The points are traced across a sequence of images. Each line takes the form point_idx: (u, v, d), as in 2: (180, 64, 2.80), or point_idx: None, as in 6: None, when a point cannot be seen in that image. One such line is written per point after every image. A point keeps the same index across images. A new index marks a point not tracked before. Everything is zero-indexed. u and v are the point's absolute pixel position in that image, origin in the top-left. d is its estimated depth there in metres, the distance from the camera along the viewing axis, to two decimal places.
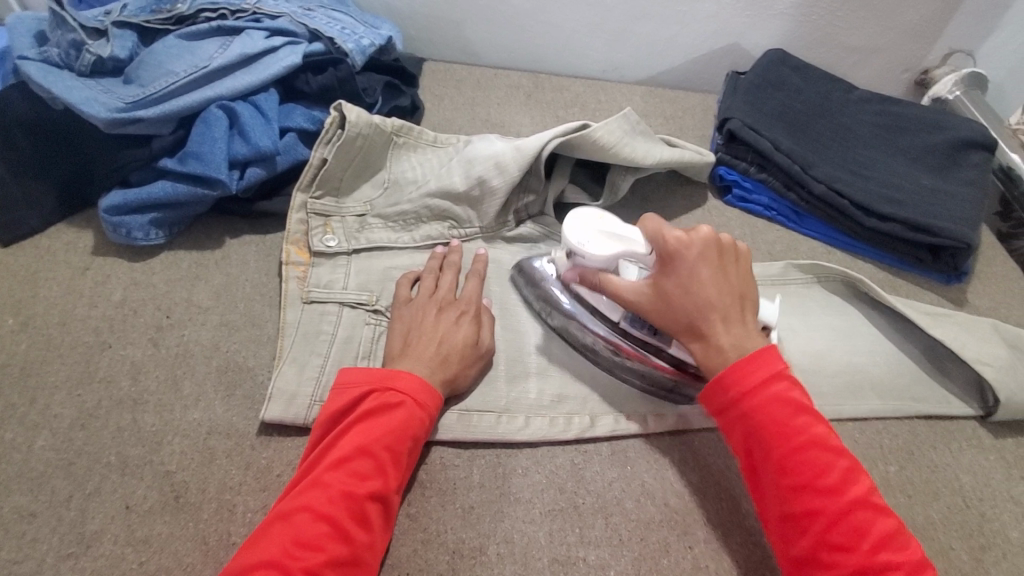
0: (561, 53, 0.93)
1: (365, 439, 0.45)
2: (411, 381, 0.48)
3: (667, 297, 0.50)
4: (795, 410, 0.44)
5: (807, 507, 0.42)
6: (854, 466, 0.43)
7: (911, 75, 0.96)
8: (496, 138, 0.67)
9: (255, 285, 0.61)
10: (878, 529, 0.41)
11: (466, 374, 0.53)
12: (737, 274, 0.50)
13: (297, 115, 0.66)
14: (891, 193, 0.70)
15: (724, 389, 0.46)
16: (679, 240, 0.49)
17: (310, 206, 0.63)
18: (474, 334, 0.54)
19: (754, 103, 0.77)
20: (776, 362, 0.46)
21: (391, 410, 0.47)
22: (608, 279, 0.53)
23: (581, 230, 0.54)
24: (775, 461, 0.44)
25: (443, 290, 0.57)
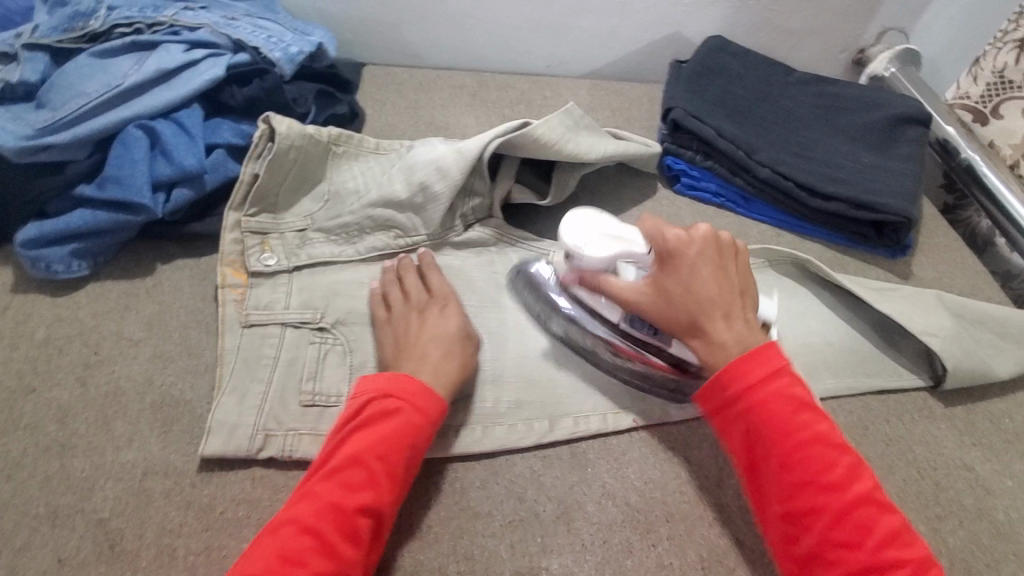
0: (504, 49, 0.91)
1: (359, 447, 0.44)
2: (415, 387, 0.47)
3: (667, 295, 0.49)
4: (796, 407, 0.44)
5: (811, 504, 0.42)
6: (857, 463, 0.43)
7: (848, 55, 0.98)
8: (437, 142, 0.65)
9: (190, 312, 0.58)
10: (884, 525, 0.41)
11: (464, 363, 0.52)
12: (736, 269, 0.50)
13: (223, 130, 0.63)
14: (833, 173, 0.71)
15: (724, 387, 0.46)
16: (679, 238, 0.49)
17: (245, 225, 0.60)
18: (462, 323, 0.54)
19: (695, 91, 0.77)
20: (780, 358, 0.46)
21: (387, 420, 0.46)
22: (609, 278, 0.52)
23: (576, 231, 0.53)
24: (777, 456, 0.43)
25: (426, 286, 0.57)
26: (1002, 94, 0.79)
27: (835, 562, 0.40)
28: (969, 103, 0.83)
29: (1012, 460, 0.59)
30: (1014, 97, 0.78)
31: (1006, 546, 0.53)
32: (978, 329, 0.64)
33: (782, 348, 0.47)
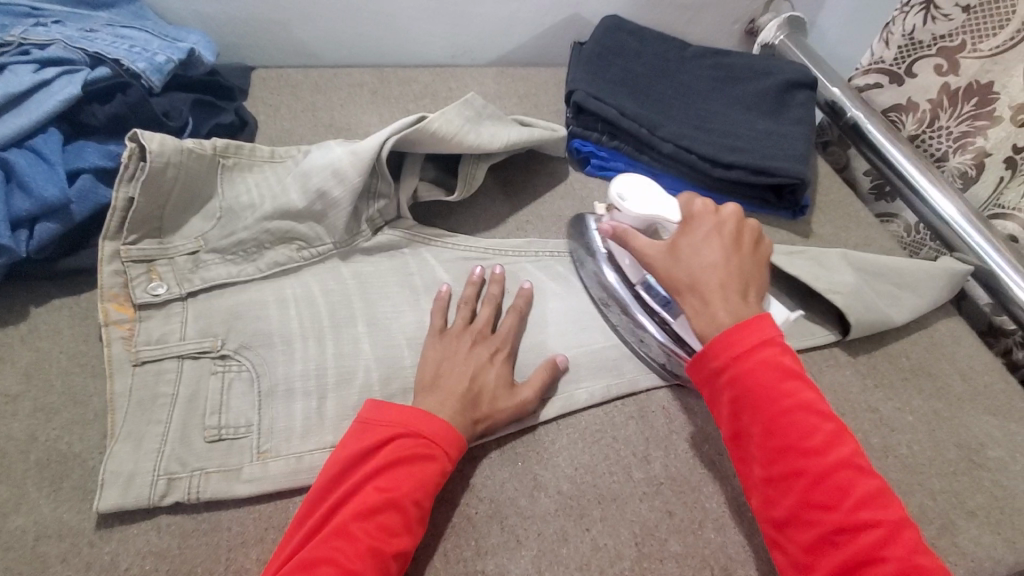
0: (403, 41, 0.88)
1: (400, 491, 0.43)
2: (456, 434, 0.47)
3: (678, 253, 0.53)
4: (782, 375, 0.44)
5: (792, 468, 0.42)
6: (841, 430, 0.43)
7: (741, 26, 1.02)
8: (334, 145, 0.62)
9: (73, 356, 0.53)
10: (862, 489, 0.41)
11: (499, 414, 0.51)
12: (748, 253, 0.53)
13: (88, 154, 0.57)
14: (731, 143, 0.74)
15: (711, 356, 0.47)
16: (705, 208, 0.55)
17: (126, 255, 0.55)
18: (507, 374, 0.53)
19: (596, 72, 0.78)
20: (769, 328, 0.46)
21: (425, 463, 0.45)
22: (632, 233, 0.57)
23: (624, 185, 0.59)
24: (760, 422, 0.44)
25: (478, 322, 0.56)
26: (913, 55, 0.77)
27: (812, 523, 0.41)
28: (885, 67, 0.81)
29: (910, 396, 0.63)
30: (925, 56, 0.76)
31: (910, 478, 0.57)
32: (877, 280, 0.68)
33: (773, 318, 0.47)
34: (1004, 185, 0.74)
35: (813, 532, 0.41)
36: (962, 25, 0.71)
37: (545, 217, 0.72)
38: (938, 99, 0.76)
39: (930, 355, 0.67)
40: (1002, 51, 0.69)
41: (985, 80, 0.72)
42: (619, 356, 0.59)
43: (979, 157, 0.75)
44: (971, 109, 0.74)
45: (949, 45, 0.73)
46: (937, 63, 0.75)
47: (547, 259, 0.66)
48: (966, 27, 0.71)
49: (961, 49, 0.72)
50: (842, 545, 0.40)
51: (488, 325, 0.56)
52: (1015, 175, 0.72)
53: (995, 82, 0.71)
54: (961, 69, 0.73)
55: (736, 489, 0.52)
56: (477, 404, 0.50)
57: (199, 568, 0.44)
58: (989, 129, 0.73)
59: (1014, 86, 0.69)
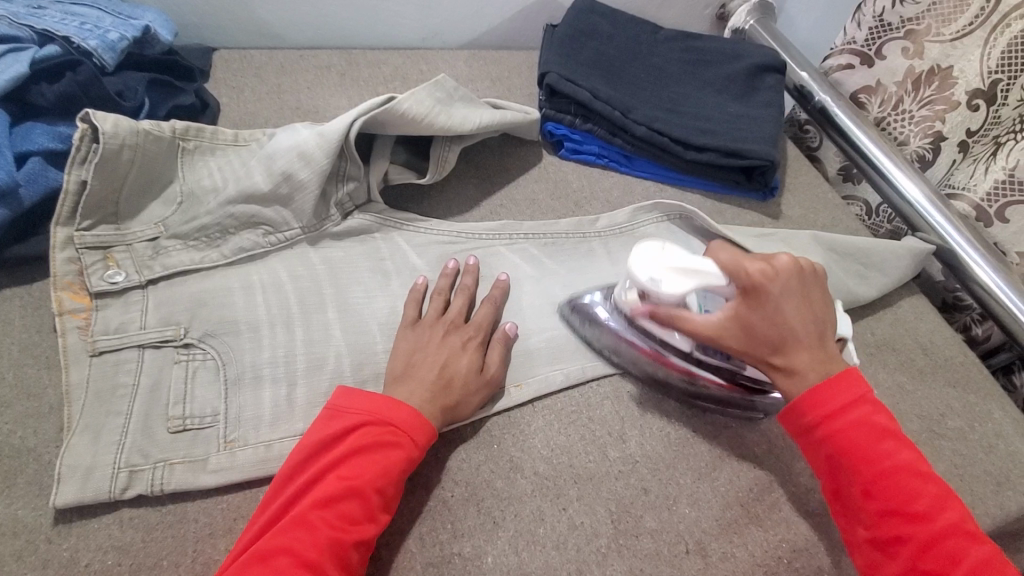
0: (373, 23, 0.86)
1: (363, 479, 0.42)
2: (425, 420, 0.46)
3: (750, 328, 0.49)
4: (877, 435, 0.45)
5: (897, 534, 0.42)
6: (946, 494, 0.43)
7: (712, 11, 1.02)
8: (300, 127, 0.61)
9: (24, 347, 0.50)
10: (974, 557, 0.40)
11: (469, 401, 0.50)
12: (819, 297, 0.51)
13: (37, 135, 0.54)
14: (702, 125, 0.74)
15: (801, 413, 0.47)
16: (762, 271, 0.49)
17: (80, 241, 0.53)
18: (478, 362, 0.52)
19: (569, 55, 0.77)
20: (862, 385, 0.47)
21: (390, 450, 0.44)
22: (682, 315, 0.50)
23: (647, 265, 0.50)
24: (859, 481, 0.44)
25: (450, 313, 0.55)
26: (883, 37, 0.78)
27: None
28: (856, 48, 0.82)
29: (876, 371, 0.65)
30: (893, 38, 0.77)
31: None
32: (846, 261, 0.70)
33: (863, 372, 0.47)
34: (955, 166, 0.77)
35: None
36: (928, 9, 0.73)
37: (519, 200, 0.71)
38: (902, 82, 0.78)
39: (894, 331, 0.69)
40: (962, 36, 0.71)
41: (945, 65, 0.73)
42: None
43: (937, 141, 0.77)
44: (933, 93, 0.75)
45: (914, 29, 0.75)
46: (904, 46, 0.77)
47: (521, 241, 0.66)
48: (931, 10, 0.73)
49: (926, 32, 0.74)
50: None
51: (461, 314, 0.55)
52: (966, 157, 0.76)
53: (954, 66, 0.72)
54: (925, 52, 0.75)
55: (709, 465, 0.52)
56: (446, 394, 0.49)
57: (165, 561, 0.43)
58: (947, 113, 0.74)
59: (970, 71, 0.71)
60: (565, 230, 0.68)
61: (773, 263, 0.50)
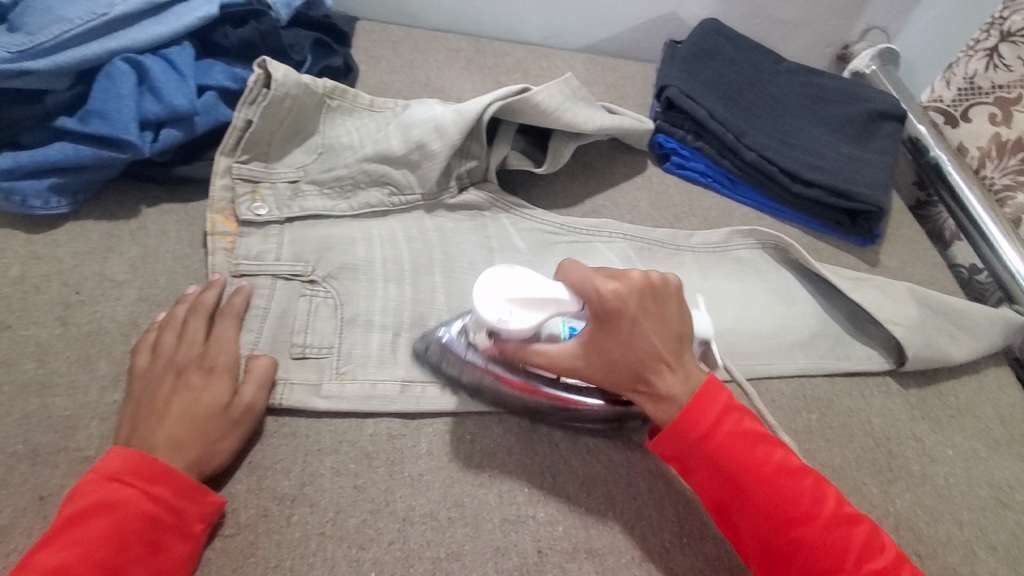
0: (503, 16, 0.90)
1: (68, 556, 0.37)
2: (160, 468, 0.41)
3: (609, 357, 0.46)
4: (751, 442, 0.45)
5: (789, 540, 0.42)
6: (820, 482, 0.44)
7: (833, 50, 1.01)
8: (435, 103, 0.65)
9: (177, 257, 0.56)
10: (857, 541, 0.42)
11: (217, 449, 0.45)
12: (674, 309, 0.47)
13: (216, 72, 0.60)
14: (813, 160, 0.75)
15: (680, 434, 0.45)
16: (615, 292, 0.45)
17: (236, 171, 0.59)
18: (224, 394, 0.47)
19: (690, 72, 0.79)
20: (723, 395, 0.46)
21: (106, 515, 0.39)
22: (539, 347, 0.47)
23: (492, 301, 0.46)
24: (747, 497, 0.44)
25: (191, 344, 0.48)
26: (971, 99, 0.81)
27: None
28: (942, 106, 0.85)
29: (954, 432, 0.64)
30: (982, 102, 0.80)
31: (942, 506, 0.59)
32: (939, 319, 0.69)
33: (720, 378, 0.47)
34: None
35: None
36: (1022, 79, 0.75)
37: (621, 204, 0.74)
38: (987, 148, 0.79)
39: (979, 398, 0.67)
40: None
41: None
42: None
43: (1018, 213, 0.76)
44: (1017, 164, 0.76)
45: (1005, 96, 0.77)
46: (993, 111, 0.79)
47: (620, 241, 0.68)
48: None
49: (1016, 102, 0.76)
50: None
51: (201, 338, 0.49)
52: None
53: None
54: (1014, 121, 0.76)
55: None
56: (182, 452, 0.43)
57: (278, 465, 0.47)
58: None
59: None
60: (660, 240, 0.69)
61: (626, 280, 0.46)
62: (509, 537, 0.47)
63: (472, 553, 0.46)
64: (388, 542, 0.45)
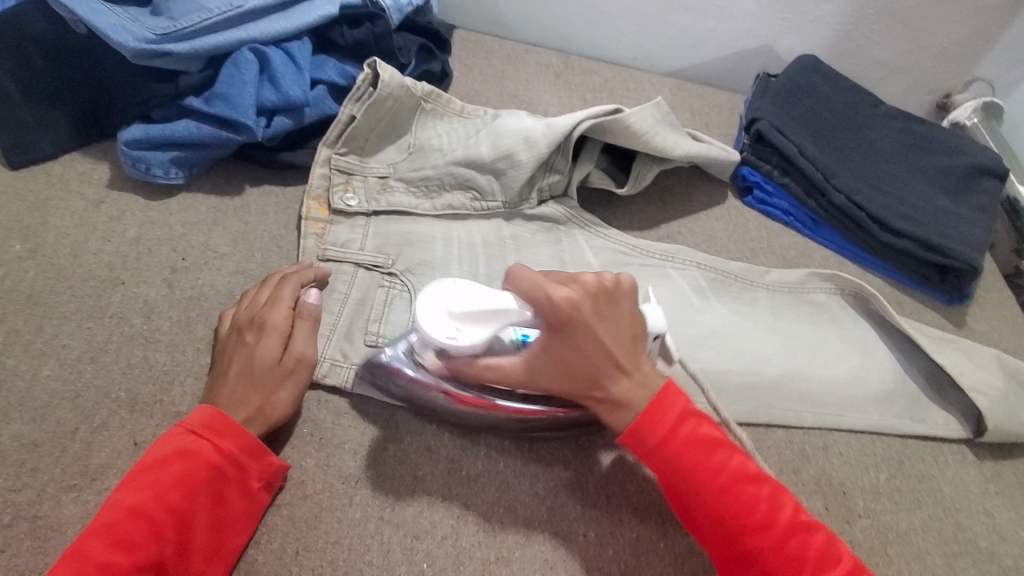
0: (595, 35, 0.91)
1: (143, 497, 0.39)
2: (230, 424, 0.43)
3: (564, 366, 0.46)
4: (709, 449, 0.45)
5: (746, 549, 0.42)
6: (777, 490, 0.44)
7: (933, 97, 0.97)
8: (525, 115, 0.67)
9: (274, 236, 0.59)
10: (812, 550, 0.42)
11: (274, 399, 0.46)
12: (629, 315, 0.48)
13: (328, 68, 0.64)
14: (906, 210, 0.72)
15: (640, 440, 0.45)
16: (568, 300, 0.44)
17: (334, 162, 0.62)
18: (276, 348, 0.48)
19: (783, 107, 0.78)
20: (682, 399, 0.46)
21: (180, 463, 0.41)
22: (491, 363, 0.47)
23: (437, 319, 0.45)
24: (705, 506, 0.44)
25: (255, 306, 0.50)
26: None
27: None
28: None
29: None
30: None
31: None
32: None
33: (681, 384, 0.47)
34: None
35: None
36: None
37: (695, 232, 0.73)
38: None
39: None
40: None
41: None
42: (743, 384, 0.60)
43: None
44: None
45: None
46: None
47: (694, 269, 0.67)
48: None
49: None
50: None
51: (262, 299, 0.51)
52: None
53: None
54: None
55: None
56: (244, 404, 0.45)
57: (346, 446, 0.49)
58: None
59: None
60: (735, 272, 0.68)
61: (578, 285, 0.46)
62: (559, 551, 0.47)
63: (521, 560, 0.46)
64: (442, 536, 0.46)
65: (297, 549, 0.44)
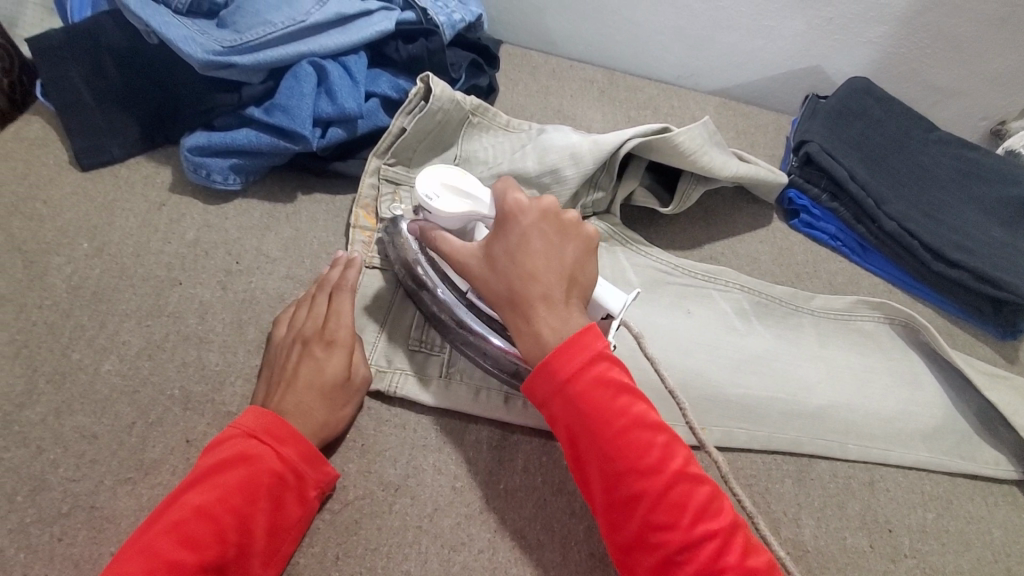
0: (640, 52, 0.91)
1: (209, 498, 0.40)
2: (291, 431, 0.44)
3: (493, 262, 0.47)
4: (613, 393, 0.42)
5: (630, 495, 0.40)
6: (674, 441, 0.42)
7: (988, 123, 0.93)
8: (570, 131, 0.67)
9: (323, 243, 0.61)
10: (698, 501, 0.40)
11: (337, 417, 0.48)
12: (574, 254, 0.47)
13: (382, 82, 0.66)
14: (960, 239, 0.69)
15: (547, 376, 0.43)
16: (518, 202, 0.48)
17: (384, 173, 0.63)
18: (344, 367, 0.49)
19: (832, 129, 0.77)
20: (597, 341, 0.43)
21: (242, 466, 0.42)
22: (445, 236, 0.50)
23: (430, 179, 0.52)
24: (597, 448, 0.41)
25: (316, 319, 0.51)
26: None
27: (654, 548, 0.39)
28: None
29: None
30: None
31: None
32: None
33: (601, 330, 0.44)
34: None
35: (654, 556, 0.39)
36: None
37: (738, 254, 0.72)
38: None
39: None
40: None
41: None
42: (786, 411, 0.59)
43: None
44: None
45: None
46: None
47: (737, 292, 0.66)
48: None
49: None
50: (682, 565, 0.39)
51: (324, 311, 0.52)
52: None
53: None
54: None
55: None
56: (311, 418, 0.46)
57: (387, 453, 0.50)
58: None
59: None
60: (779, 296, 0.66)
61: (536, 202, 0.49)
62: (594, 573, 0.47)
63: None
64: (479, 551, 0.46)
65: (337, 554, 0.45)
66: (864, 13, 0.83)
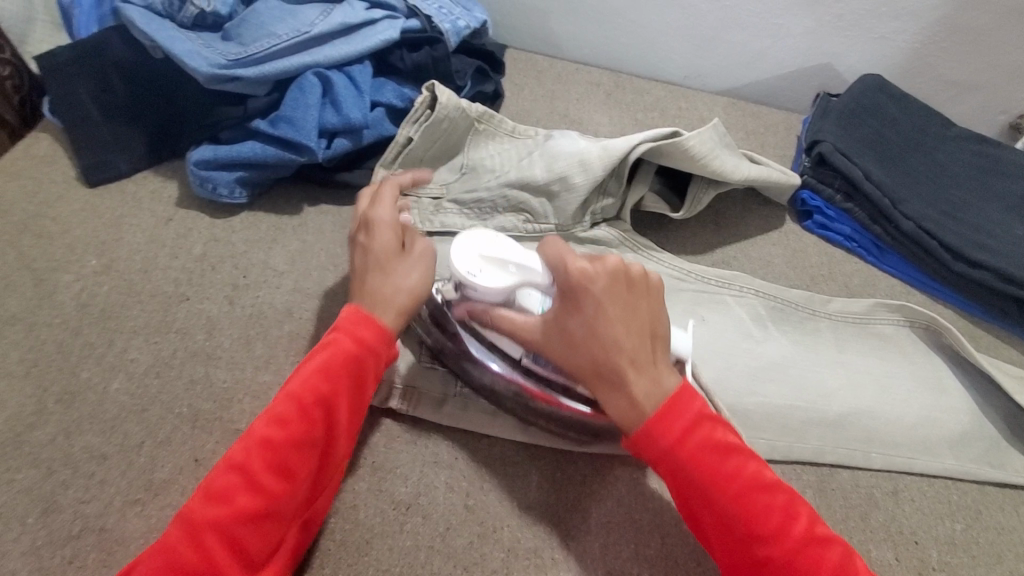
0: (647, 54, 0.90)
1: (295, 383, 0.41)
2: (360, 315, 0.44)
3: (572, 338, 0.45)
4: (723, 454, 0.42)
5: (755, 559, 0.40)
6: (793, 499, 0.42)
7: (1007, 118, 0.91)
8: (578, 136, 0.66)
9: (331, 255, 0.60)
10: (828, 564, 0.39)
11: (405, 288, 0.46)
12: (647, 308, 0.46)
13: (387, 90, 0.65)
14: (982, 239, 0.68)
15: (652, 440, 0.42)
16: (585, 270, 0.45)
17: None
18: (393, 243, 0.48)
19: (846, 128, 0.75)
20: (696, 401, 0.43)
21: (321, 352, 0.43)
22: (505, 313, 0.47)
23: (467, 257, 0.47)
24: (714, 511, 0.41)
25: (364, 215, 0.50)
26: None
27: None
28: None
29: None
30: None
31: None
32: None
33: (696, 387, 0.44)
34: None
35: None
36: None
37: (752, 257, 0.71)
38: None
39: None
40: None
41: None
42: (806, 419, 0.58)
43: None
44: None
45: None
46: None
47: (751, 297, 0.65)
48: None
49: None
50: None
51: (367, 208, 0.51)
52: None
53: None
54: None
55: None
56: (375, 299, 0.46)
57: (399, 470, 0.49)
58: None
59: None
60: (795, 301, 0.65)
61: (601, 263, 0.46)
62: None
63: None
64: (493, 570, 0.45)
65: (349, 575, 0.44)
66: (876, 8, 0.81)
